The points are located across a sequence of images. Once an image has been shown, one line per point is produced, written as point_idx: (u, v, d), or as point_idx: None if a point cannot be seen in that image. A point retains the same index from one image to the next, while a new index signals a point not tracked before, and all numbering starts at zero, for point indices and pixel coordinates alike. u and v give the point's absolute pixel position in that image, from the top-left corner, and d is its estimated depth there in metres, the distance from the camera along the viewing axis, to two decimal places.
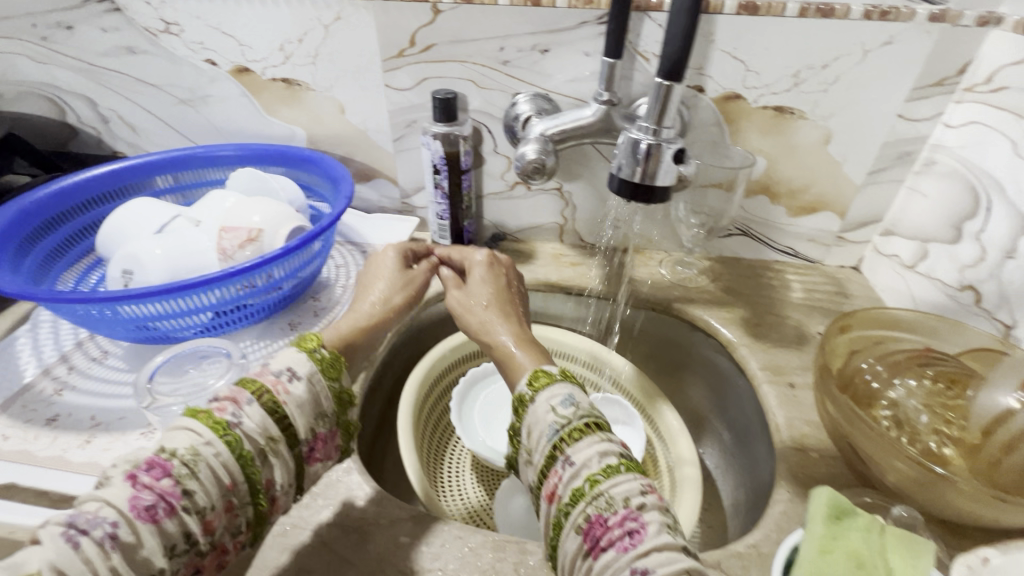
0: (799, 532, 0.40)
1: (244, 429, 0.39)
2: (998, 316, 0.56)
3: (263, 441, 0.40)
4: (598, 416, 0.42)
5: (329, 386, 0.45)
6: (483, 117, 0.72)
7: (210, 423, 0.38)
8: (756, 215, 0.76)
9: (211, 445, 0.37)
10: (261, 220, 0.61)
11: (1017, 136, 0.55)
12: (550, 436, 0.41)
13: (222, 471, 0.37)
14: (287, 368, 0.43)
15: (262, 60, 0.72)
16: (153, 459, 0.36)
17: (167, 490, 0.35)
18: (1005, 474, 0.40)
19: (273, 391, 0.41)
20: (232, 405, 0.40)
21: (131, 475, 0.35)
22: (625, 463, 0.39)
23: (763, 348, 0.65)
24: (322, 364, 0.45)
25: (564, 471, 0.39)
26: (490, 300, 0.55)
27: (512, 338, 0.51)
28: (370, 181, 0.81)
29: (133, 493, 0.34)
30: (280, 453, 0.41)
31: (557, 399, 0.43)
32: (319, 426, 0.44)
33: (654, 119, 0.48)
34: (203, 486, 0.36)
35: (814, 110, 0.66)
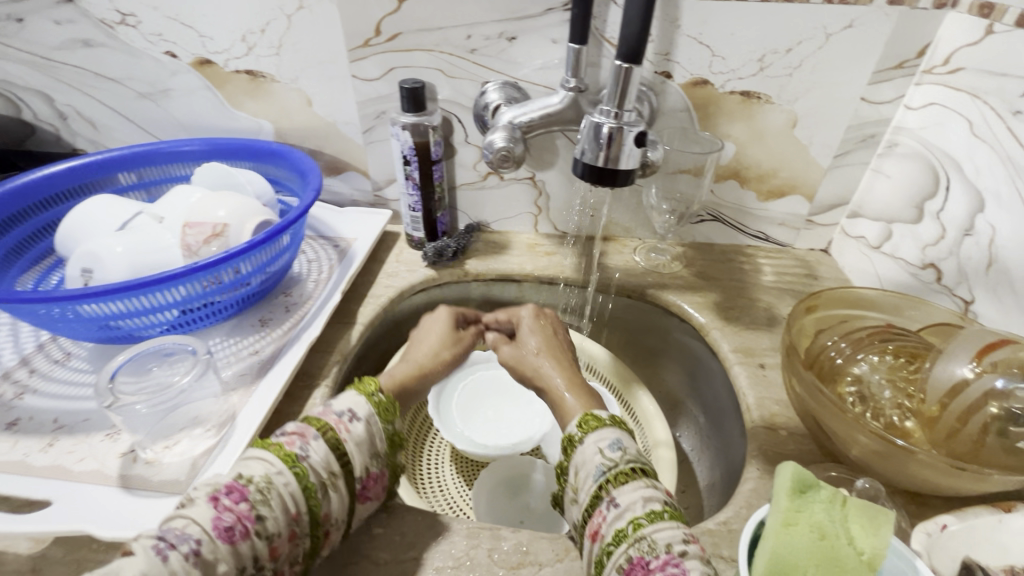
0: (765, 505, 0.41)
1: (311, 462, 0.41)
2: (958, 292, 0.58)
3: (324, 475, 0.41)
4: (644, 463, 0.44)
5: (384, 427, 0.47)
6: (452, 107, 0.71)
7: (281, 454, 0.41)
8: (727, 200, 0.77)
9: (282, 476, 0.40)
10: (226, 214, 0.60)
11: (973, 115, 0.56)
12: (596, 477, 0.43)
13: (291, 501, 0.39)
14: (348, 410, 0.46)
15: (224, 51, 0.70)
16: (232, 483, 0.38)
17: (244, 512, 0.37)
18: (962, 441, 0.39)
19: (336, 429, 0.44)
20: (300, 439, 0.42)
21: (213, 496, 0.37)
22: (668, 510, 0.41)
23: (735, 331, 0.66)
24: (379, 407, 0.48)
25: (608, 511, 0.41)
26: (542, 345, 0.58)
27: (566, 384, 0.53)
28: (341, 174, 0.80)
29: (216, 511, 0.36)
30: (338, 488, 0.42)
31: (604, 442, 0.45)
32: (372, 465, 0.45)
33: (615, 102, 0.48)
34: (274, 512, 0.38)
35: (780, 94, 0.67)
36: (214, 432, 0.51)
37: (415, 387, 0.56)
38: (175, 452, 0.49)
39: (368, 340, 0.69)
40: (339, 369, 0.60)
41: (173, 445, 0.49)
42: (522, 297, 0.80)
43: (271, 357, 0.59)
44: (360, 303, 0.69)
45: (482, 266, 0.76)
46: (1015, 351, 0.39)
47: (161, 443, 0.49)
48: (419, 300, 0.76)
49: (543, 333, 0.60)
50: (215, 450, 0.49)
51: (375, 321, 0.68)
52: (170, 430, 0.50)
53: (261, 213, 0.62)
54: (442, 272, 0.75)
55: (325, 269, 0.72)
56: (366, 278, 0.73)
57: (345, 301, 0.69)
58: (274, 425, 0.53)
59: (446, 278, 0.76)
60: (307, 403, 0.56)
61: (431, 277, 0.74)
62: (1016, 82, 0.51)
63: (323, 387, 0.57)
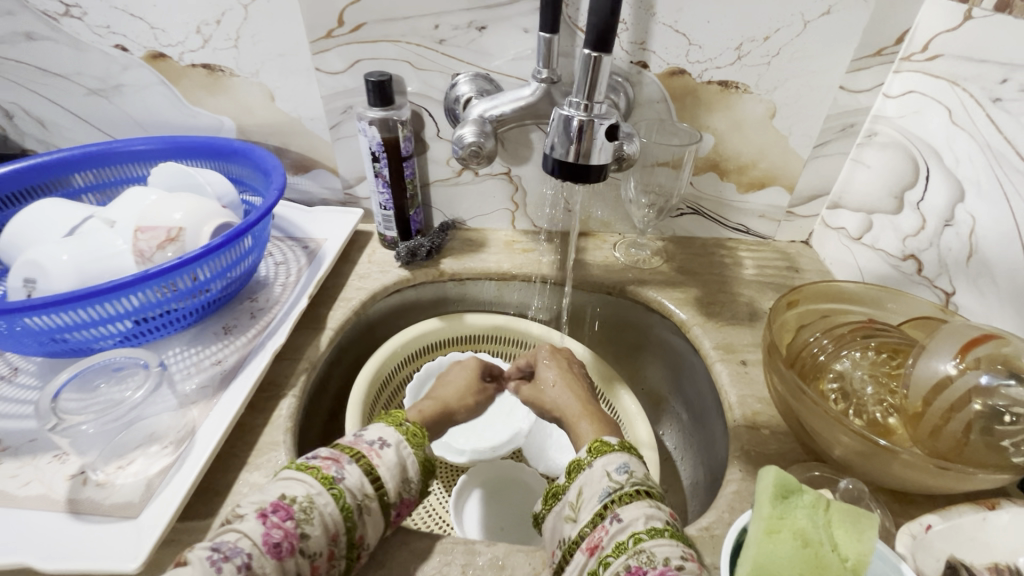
0: (747, 511, 0.39)
1: (347, 484, 0.43)
2: (939, 284, 0.57)
3: (359, 498, 0.43)
4: (651, 485, 0.45)
5: (416, 453, 0.49)
6: (422, 100, 0.68)
7: (319, 476, 0.43)
8: (707, 193, 0.75)
9: (322, 496, 0.42)
10: (182, 217, 0.56)
11: (952, 103, 0.55)
12: (602, 498, 0.44)
13: (332, 521, 0.41)
14: (379, 438, 0.48)
15: (178, 44, 0.67)
16: (279, 502, 0.41)
17: (291, 529, 0.39)
18: (944, 440, 0.39)
19: (368, 456, 0.46)
20: (336, 464, 0.44)
21: (262, 513, 0.40)
22: (669, 529, 0.41)
23: (716, 327, 0.64)
24: (407, 435, 0.50)
25: (611, 526, 0.42)
26: (559, 378, 0.62)
27: (581, 415, 0.57)
28: (309, 172, 0.77)
29: (265, 528, 0.39)
30: (373, 511, 0.44)
31: (613, 466, 0.46)
32: (406, 491, 0.47)
33: (585, 94, 0.46)
34: (317, 531, 0.40)
35: (758, 83, 0.65)
36: (172, 449, 0.48)
37: (442, 417, 0.60)
38: (128, 473, 0.45)
39: (339, 345, 0.66)
40: (307, 377, 0.57)
41: (127, 465, 0.46)
42: (500, 295, 0.78)
43: (234, 366, 0.56)
44: (329, 307, 0.66)
45: (458, 265, 0.74)
46: (998, 348, 0.38)
47: (114, 463, 0.46)
48: (393, 301, 0.73)
49: (561, 369, 0.63)
50: (171, 469, 0.46)
51: (346, 325, 0.65)
52: (124, 449, 0.47)
53: (220, 216, 0.59)
54: (416, 272, 0.73)
55: (294, 272, 0.68)
56: (337, 280, 0.71)
57: (314, 305, 0.66)
58: (236, 439, 0.51)
59: (421, 279, 0.73)
60: (272, 414, 0.53)
61: (405, 278, 0.72)
62: (996, 69, 0.50)
63: (289, 396, 0.55)
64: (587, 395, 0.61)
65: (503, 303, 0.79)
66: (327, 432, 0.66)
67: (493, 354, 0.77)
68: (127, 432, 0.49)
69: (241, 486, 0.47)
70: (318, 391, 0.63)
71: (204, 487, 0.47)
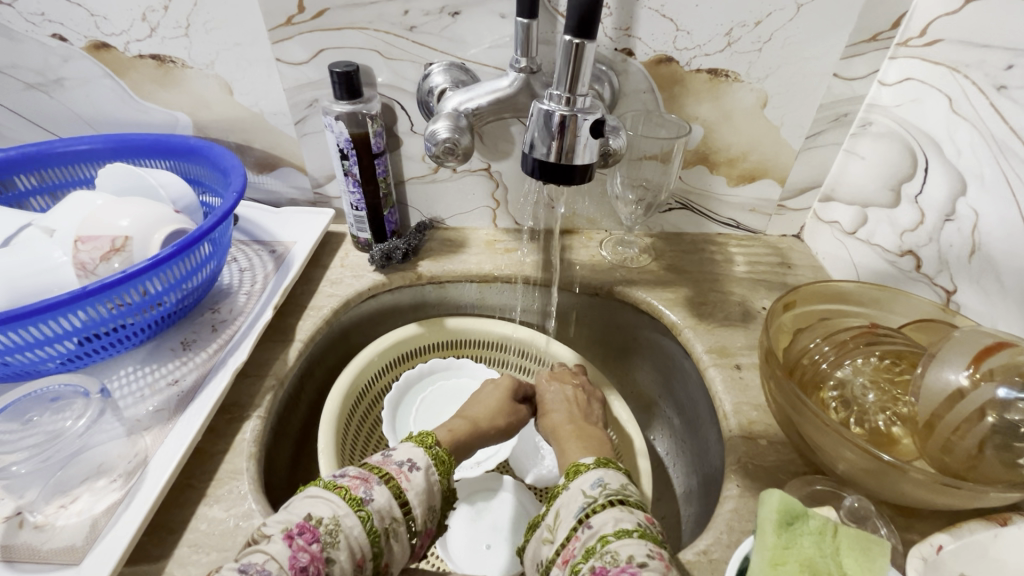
0: (750, 537, 0.37)
1: (375, 506, 0.41)
2: (939, 282, 0.54)
3: (387, 522, 0.41)
4: (626, 494, 0.43)
5: (441, 481, 0.47)
6: (393, 92, 0.63)
7: (346, 497, 0.40)
8: (695, 187, 0.72)
9: (348, 518, 0.39)
10: (129, 225, 0.51)
11: (953, 91, 0.52)
12: (577, 513, 0.42)
13: (358, 544, 0.39)
14: (408, 460, 0.45)
15: (123, 32, 0.61)
16: (304, 522, 0.38)
17: (319, 553, 0.37)
18: (957, 456, 0.36)
19: (397, 478, 0.43)
20: (364, 485, 0.42)
21: (288, 535, 0.37)
22: (640, 530, 0.39)
23: (708, 329, 0.61)
24: (436, 460, 0.47)
25: (582, 535, 0.40)
26: (571, 396, 0.60)
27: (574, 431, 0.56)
28: (274, 170, 0.72)
29: (292, 551, 0.36)
30: (399, 537, 0.42)
31: (586, 482, 0.44)
32: (428, 521, 0.45)
33: (567, 86, 0.42)
34: (343, 554, 0.38)
35: (749, 71, 0.62)
36: (121, 483, 0.43)
37: (467, 443, 0.56)
38: (71, 513, 0.41)
39: (310, 357, 0.62)
40: (273, 395, 0.53)
41: (70, 504, 0.42)
42: (482, 298, 0.74)
43: (193, 387, 0.51)
44: (299, 317, 0.62)
45: (436, 268, 0.70)
46: (1014, 357, 0.36)
47: (55, 502, 0.42)
48: (368, 307, 0.69)
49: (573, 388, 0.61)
50: (119, 507, 0.41)
51: (316, 336, 0.61)
52: (68, 484, 0.43)
53: (172, 221, 0.54)
54: (392, 276, 0.68)
55: (259, 279, 0.64)
56: (307, 286, 0.66)
57: (282, 315, 0.62)
58: (194, 467, 0.46)
59: (397, 283, 0.69)
60: (234, 438, 0.49)
61: (380, 282, 0.68)
62: (1001, 54, 0.47)
63: (254, 418, 0.50)
64: (588, 414, 0.59)
65: (485, 306, 0.75)
66: (299, 449, 0.62)
67: (476, 360, 0.74)
68: (71, 465, 0.44)
69: (199, 521, 0.43)
70: (287, 407, 0.59)
71: (157, 523, 0.42)
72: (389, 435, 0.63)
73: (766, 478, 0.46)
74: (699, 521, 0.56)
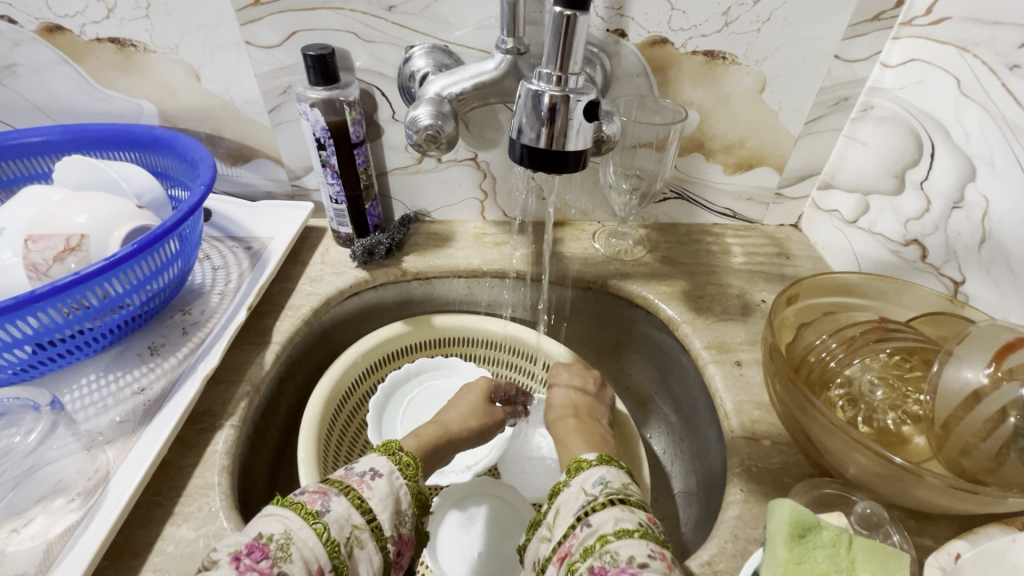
0: (760, 549, 0.34)
1: (332, 517, 0.38)
2: (946, 273, 0.52)
3: (348, 531, 0.38)
4: (626, 494, 0.40)
5: (409, 486, 0.44)
6: (372, 77, 0.60)
7: (300, 510, 0.37)
8: (691, 176, 0.69)
9: (302, 531, 0.36)
10: (86, 222, 0.48)
11: (962, 72, 0.49)
12: (575, 511, 0.40)
13: (314, 554, 0.36)
14: (370, 467, 0.42)
15: (78, 14, 0.57)
16: (252, 542, 0.35)
17: (269, 568, 0.34)
18: (976, 460, 0.34)
19: (357, 488, 0.40)
20: (322, 497, 0.39)
21: (235, 556, 0.34)
22: (641, 530, 0.37)
23: (707, 324, 0.59)
24: (401, 465, 0.44)
25: (580, 533, 0.38)
26: (575, 394, 0.57)
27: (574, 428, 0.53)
28: (248, 162, 0.68)
29: (238, 569, 0.34)
30: (364, 545, 0.38)
31: (587, 479, 0.42)
32: (403, 527, 0.42)
33: (558, 64, 0.39)
34: (298, 566, 0.35)
35: (747, 53, 0.59)
36: (80, 502, 0.40)
37: (440, 449, 0.53)
38: (23, 537, 0.38)
39: (288, 359, 0.59)
40: (248, 403, 0.50)
41: (24, 527, 0.38)
42: (471, 294, 0.71)
43: (161, 396, 0.48)
44: (276, 317, 0.58)
45: (422, 263, 0.66)
46: None
47: (7, 526, 0.38)
48: (350, 306, 0.66)
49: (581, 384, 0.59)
50: (78, 529, 0.38)
51: (295, 338, 0.58)
52: (21, 505, 0.39)
53: (134, 217, 0.50)
54: (375, 272, 0.65)
55: (234, 278, 0.60)
56: (284, 284, 0.62)
57: (258, 315, 0.58)
58: (161, 483, 0.43)
59: (381, 279, 0.65)
60: (205, 450, 0.45)
61: (363, 279, 0.64)
62: (1012, 32, 0.44)
63: (227, 427, 0.47)
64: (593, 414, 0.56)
65: (474, 302, 0.72)
66: (278, 457, 0.58)
67: (464, 358, 0.71)
68: (25, 484, 0.41)
69: (165, 543, 0.40)
70: (264, 414, 0.55)
71: (119, 546, 0.39)
72: (370, 433, 0.60)
73: (771, 482, 0.44)
74: (701, 524, 0.54)
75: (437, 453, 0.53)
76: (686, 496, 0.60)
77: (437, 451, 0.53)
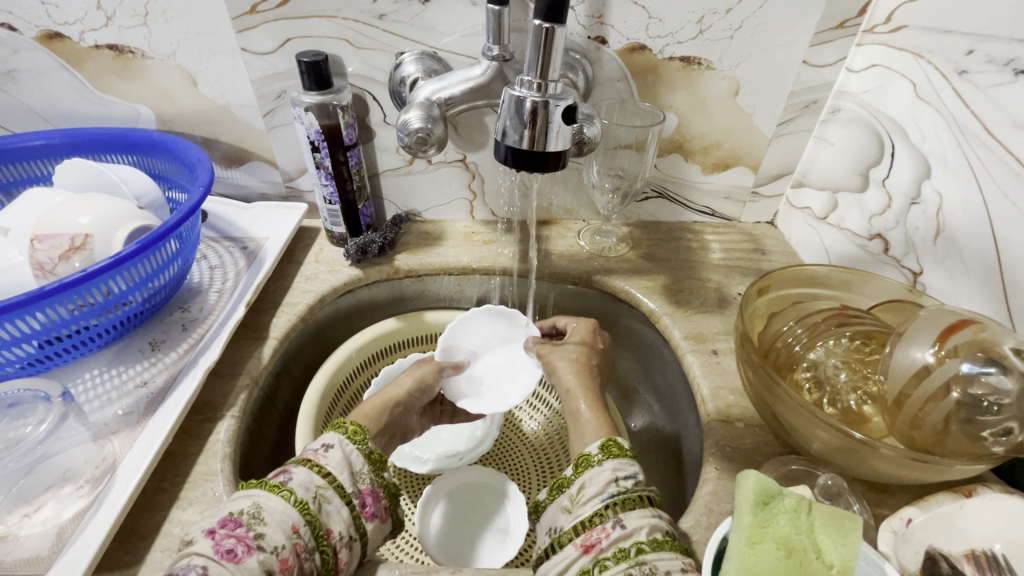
0: (729, 517, 0.37)
1: (296, 482, 0.40)
2: (906, 264, 0.56)
3: (313, 492, 0.40)
4: (650, 492, 0.40)
5: (360, 450, 0.45)
6: (364, 82, 0.62)
7: (266, 486, 0.39)
8: (670, 175, 0.72)
9: (271, 499, 0.38)
10: (89, 222, 0.50)
11: (918, 77, 0.53)
12: (603, 497, 0.39)
13: (286, 515, 0.37)
14: (322, 442, 0.44)
15: (77, 21, 0.59)
16: (225, 517, 0.37)
17: (246, 534, 0.36)
18: (923, 432, 0.38)
19: (313, 458, 0.42)
20: (283, 472, 0.41)
21: (209, 530, 0.36)
22: (669, 541, 0.37)
23: (686, 316, 0.62)
24: (348, 433, 0.46)
25: (612, 530, 0.37)
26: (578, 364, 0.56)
27: (586, 403, 0.51)
28: (243, 165, 0.70)
29: (215, 540, 0.35)
30: (332, 500, 0.40)
31: (622, 471, 0.41)
32: (361, 482, 0.43)
33: (538, 72, 0.42)
34: (273, 529, 0.36)
35: (721, 59, 0.62)
36: (88, 489, 0.42)
37: (396, 421, 0.56)
38: (35, 522, 0.40)
39: (284, 355, 0.61)
40: (248, 395, 0.52)
41: (35, 512, 0.40)
42: (461, 291, 0.73)
43: (163, 388, 0.50)
44: (273, 314, 0.60)
45: (413, 260, 0.69)
46: (976, 333, 0.37)
47: (18, 511, 0.40)
48: (344, 303, 0.68)
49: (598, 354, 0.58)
50: (87, 513, 0.40)
51: (292, 333, 0.60)
52: (32, 492, 0.41)
53: (136, 218, 0.52)
54: (368, 270, 0.67)
55: (231, 276, 0.62)
56: (280, 282, 0.65)
57: (255, 312, 0.61)
58: (166, 470, 0.45)
59: (374, 277, 0.68)
60: (207, 439, 0.47)
61: (356, 277, 0.66)
62: (961, 39, 0.48)
63: (228, 417, 0.49)
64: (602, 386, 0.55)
65: (464, 299, 0.74)
66: (276, 449, 0.61)
67: None
68: (36, 471, 0.43)
69: (172, 526, 0.42)
70: (263, 406, 0.58)
71: (127, 529, 0.41)
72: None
73: (743, 460, 0.47)
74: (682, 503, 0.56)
75: (388, 428, 0.55)
76: (669, 477, 0.62)
77: (389, 428, 0.55)
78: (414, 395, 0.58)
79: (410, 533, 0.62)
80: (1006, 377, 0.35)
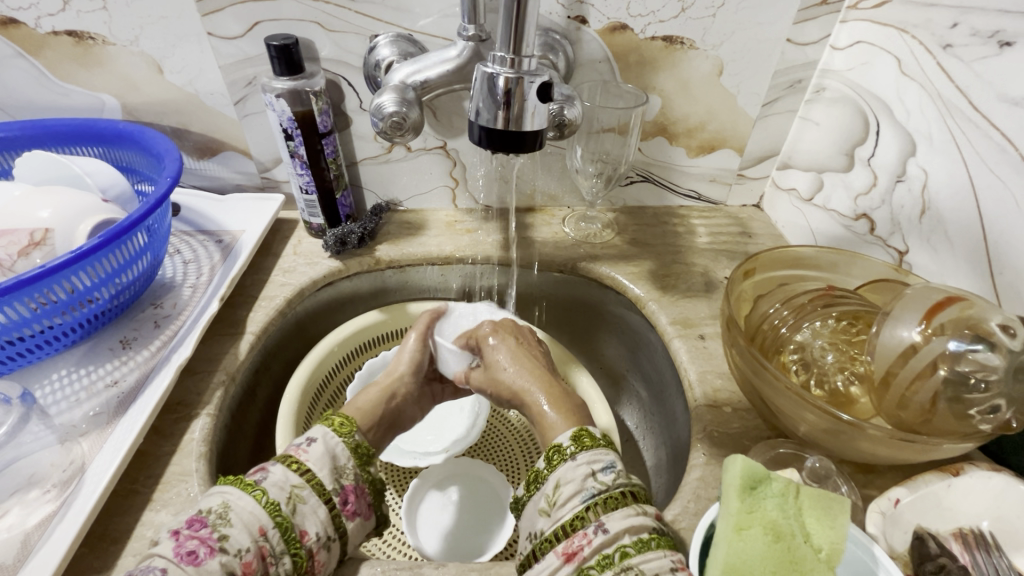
0: (716, 503, 0.36)
1: (269, 483, 0.38)
2: (892, 244, 0.55)
3: (287, 492, 0.38)
4: (635, 485, 0.38)
5: (345, 442, 0.44)
6: (338, 67, 0.60)
7: (239, 483, 0.38)
8: (655, 159, 0.71)
9: (241, 499, 0.37)
10: (51, 215, 0.48)
11: (902, 52, 0.52)
12: (584, 498, 0.37)
13: (254, 517, 0.36)
14: (305, 436, 0.43)
15: (33, 6, 0.56)
16: (193, 516, 0.36)
17: (210, 534, 0.34)
18: (911, 412, 0.37)
19: (294, 455, 0.41)
20: (260, 470, 0.39)
21: (174, 531, 0.35)
22: (657, 537, 0.35)
23: (673, 302, 0.61)
24: (333, 424, 0.45)
25: (595, 536, 0.35)
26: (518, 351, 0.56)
27: (543, 392, 0.50)
28: (215, 155, 0.68)
29: (178, 541, 0.34)
30: (308, 500, 0.39)
31: (598, 463, 0.39)
32: (344, 478, 0.42)
33: (511, 48, 0.40)
34: (239, 529, 0.35)
35: (704, 38, 0.61)
36: (56, 493, 0.40)
37: (393, 412, 0.53)
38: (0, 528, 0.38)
39: (262, 352, 0.59)
40: (224, 391, 0.50)
41: (0, 519, 0.39)
42: (444, 281, 0.71)
43: (134, 388, 0.48)
44: (250, 308, 0.59)
45: (395, 251, 0.67)
46: (962, 310, 0.37)
47: None
48: (325, 296, 0.66)
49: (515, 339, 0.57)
50: (54, 519, 0.38)
51: (270, 328, 0.58)
52: None
53: (100, 211, 0.50)
54: (349, 262, 0.66)
55: (206, 271, 0.60)
56: (256, 276, 0.63)
57: (230, 306, 0.59)
58: (138, 471, 0.44)
59: (355, 269, 0.66)
60: (181, 439, 0.46)
61: (337, 269, 0.65)
62: (945, 13, 0.47)
63: (203, 416, 0.48)
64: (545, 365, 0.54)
65: (450, 290, 0.73)
66: (257, 445, 0.59)
67: None
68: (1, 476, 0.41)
69: (144, 528, 0.40)
70: (241, 403, 0.56)
71: (96, 534, 0.40)
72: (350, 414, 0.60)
73: (731, 445, 0.46)
74: (670, 490, 0.56)
75: (388, 418, 0.52)
76: (660, 468, 0.61)
77: (389, 418, 0.52)
78: (409, 379, 0.57)
79: (395, 529, 0.61)
80: (993, 353, 0.35)
